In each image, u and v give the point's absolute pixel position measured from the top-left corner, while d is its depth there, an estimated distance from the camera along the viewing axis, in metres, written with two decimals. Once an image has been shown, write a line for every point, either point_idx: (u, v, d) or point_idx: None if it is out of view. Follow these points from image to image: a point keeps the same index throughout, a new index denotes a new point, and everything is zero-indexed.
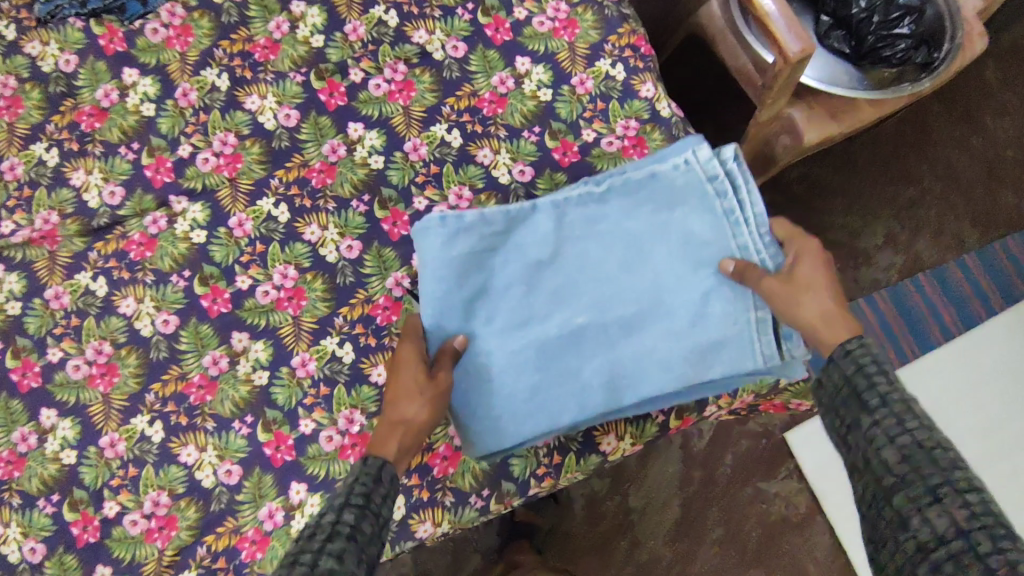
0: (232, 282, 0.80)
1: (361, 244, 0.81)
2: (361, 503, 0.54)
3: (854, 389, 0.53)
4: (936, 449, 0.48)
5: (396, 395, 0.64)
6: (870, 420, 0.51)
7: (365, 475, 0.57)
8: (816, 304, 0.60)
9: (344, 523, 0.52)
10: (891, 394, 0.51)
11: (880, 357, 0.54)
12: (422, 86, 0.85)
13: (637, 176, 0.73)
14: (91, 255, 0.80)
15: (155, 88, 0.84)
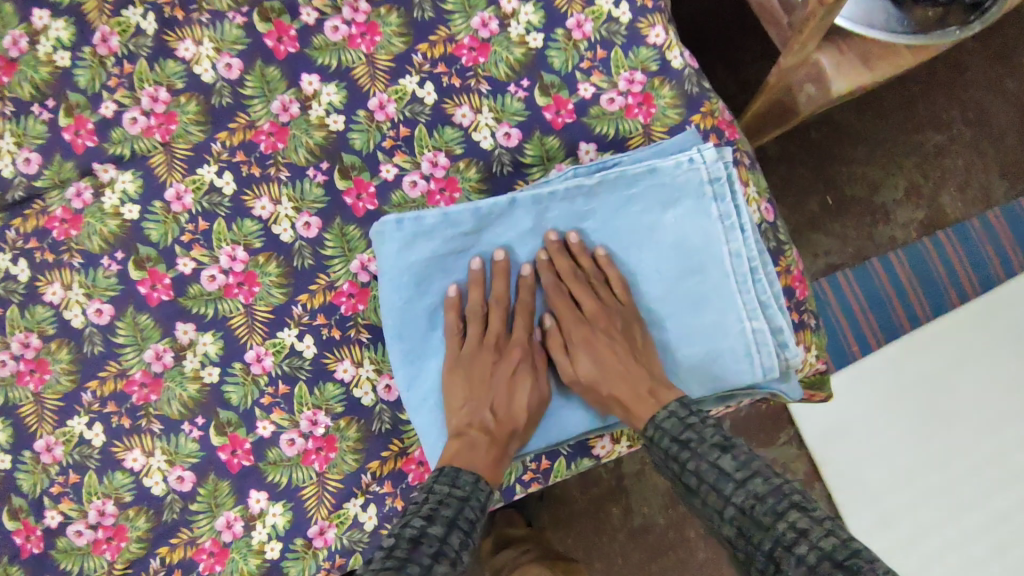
0: (173, 265, 0.70)
1: (321, 220, 0.70)
2: (467, 530, 0.54)
3: (676, 476, 0.55)
4: (754, 509, 0.48)
5: (511, 411, 0.63)
6: (700, 500, 0.53)
7: (475, 505, 0.56)
8: (612, 386, 0.61)
9: (450, 544, 0.52)
10: (699, 468, 0.52)
11: (676, 433, 0.56)
12: (386, 29, 0.72)
13: (634, 171, 0.64)
14: (9, 233, 0.71)
15: (69, 33, 0.71)
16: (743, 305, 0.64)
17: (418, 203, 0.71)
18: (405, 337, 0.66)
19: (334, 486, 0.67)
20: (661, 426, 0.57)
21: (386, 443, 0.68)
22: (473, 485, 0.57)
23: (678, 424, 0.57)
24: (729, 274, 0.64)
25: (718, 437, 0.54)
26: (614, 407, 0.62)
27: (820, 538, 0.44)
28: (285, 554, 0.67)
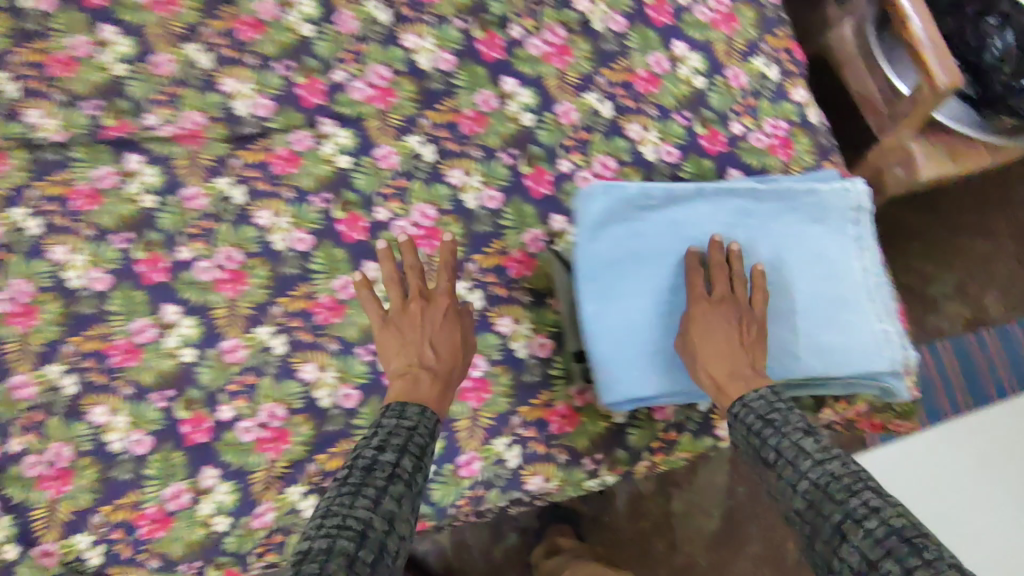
0: (370, 212, 0.81)
1: (502, 196, 0.82)
2: (415, 453, 0.61)
3: (755, 449, 0.58)
4: (828, 483, 0.51)
5: (440, 352, 0.70)
6: (772, 474, 0.56)
7: (424, 430, 0.64)
8: (718, 368, 0.63)
9: (401, 467, 0.59)
10: (779, 445, 0.56)
11: (761, 412, 0.59)
12: (579, 53, 0.86)
13: (796, 187, 0.73)
14: (232, 162, 0.81)
15: (314, 10, 0.83)
16: (877, 308, 0.72)
17: None
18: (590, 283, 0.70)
19: (485, 422, 0.76)
20: (750, 407, 0.60)
21: (535, 393, 0.78)
22: (420, 415, 0.65)
23: (766, 405, 0.60)
24: (863, 282, 0.73)
25: (800, 421, 0.57)
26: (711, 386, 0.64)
27: (890, 516, 0.47)
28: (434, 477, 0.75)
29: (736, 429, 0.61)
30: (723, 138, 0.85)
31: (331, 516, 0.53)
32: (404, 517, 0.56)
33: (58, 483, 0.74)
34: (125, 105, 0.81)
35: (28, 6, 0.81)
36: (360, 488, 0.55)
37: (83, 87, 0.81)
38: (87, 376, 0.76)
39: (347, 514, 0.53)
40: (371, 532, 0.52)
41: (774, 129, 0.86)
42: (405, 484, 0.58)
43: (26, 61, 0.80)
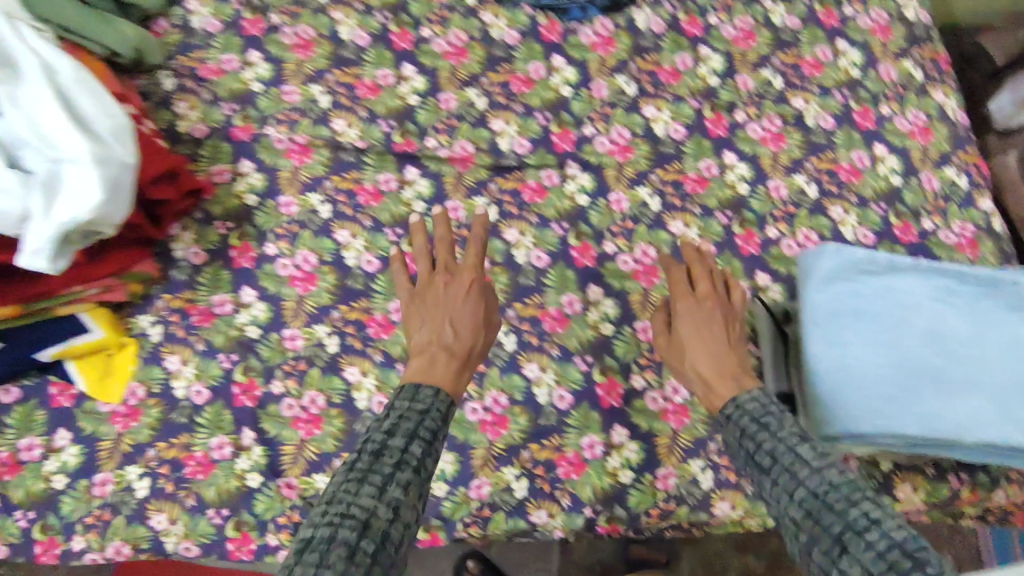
0: (600, 244, 0.93)
1: (716, 249, 0.93)
2: (427, 440, 0.64)
3: (750, 453, 0.65)
4: (830, 493, 0.57)
5: (455, 334, 0.75)
6: (769, 478, 0.62)
7: (437, 414, 0.67)
8: (704, 368, 0.75)
9: (412, 454, 0.62)
10: (779, 453, 0.63)
11: (756, 415, 0.67)
12: (791, 142, 1.00)
13: (1000, 277, 0.83)
14: (490, 186, 0.95)
15: (575, 76, 1.00)
16: None
17: (790, 260, 0.94)
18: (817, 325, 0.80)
19: (684, 443, 0.85)
20: (745, 410, 0.68)
21: None
22: (432, 397, 0.68)
23: (759, 408, 0.68)
24: None
25: (795, 429, 0.65)
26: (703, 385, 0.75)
27: (892, 528, 0.52)
28: (633, 483, 0.84)
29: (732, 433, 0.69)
30: (914, 231, 0.96)
31: (334, 504, 0.56)
32: (410, 504, 0.59)
33: (310, 426, 0.84)
34: (411, 127, 0.97)
35: (350, 39, 1.00)
36: (368, 473, 0.58)
37: (382, 107, 0.98)
38: (348, 339, 0.88)
39: (353, 503, 0.55)
40: (375, 521, 0.55)
41: (962, 230, 0.97)
42: (413, 472, 0.61)
43: (339, 81, 0.98)
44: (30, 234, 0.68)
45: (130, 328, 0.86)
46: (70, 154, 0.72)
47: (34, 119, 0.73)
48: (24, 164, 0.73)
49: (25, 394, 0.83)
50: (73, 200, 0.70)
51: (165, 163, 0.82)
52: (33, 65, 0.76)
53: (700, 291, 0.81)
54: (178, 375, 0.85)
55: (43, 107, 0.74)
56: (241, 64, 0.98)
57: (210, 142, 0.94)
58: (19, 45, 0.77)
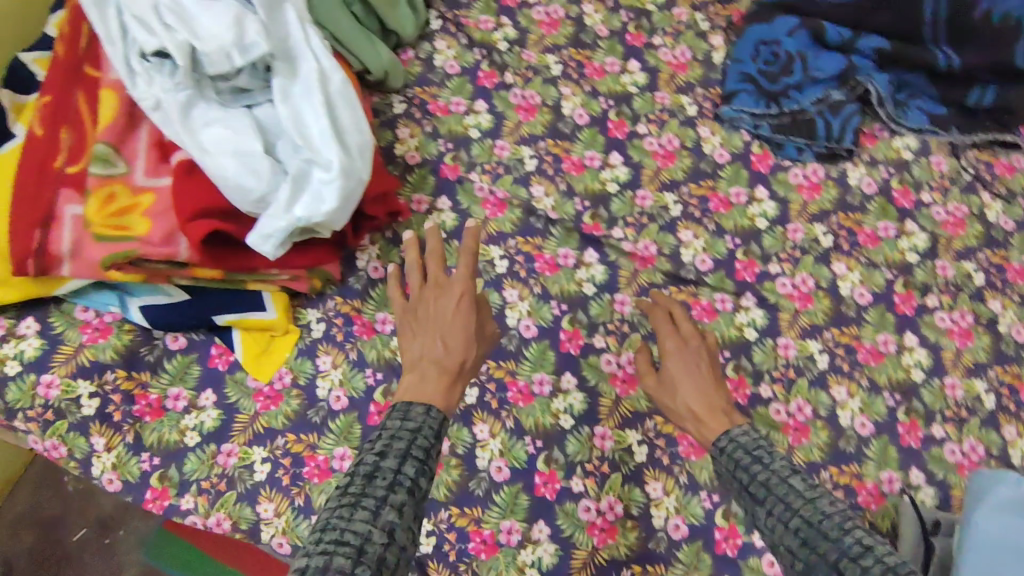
0: (757, 384, 0.90)
1: (873, 428, 0.89)
2: (420, 459, 0.64)
3: (743, 484, 0.69)
4: (822, 522, 0.60)
5: (447, 345, 0.77)
6: (764, 510, 0.65)
7: (429, 430, 0.68)
8: (694, 403, 0.79)
9: (404, 475, 0.61)
10: (772, 485, 0.66)
11: (748, 448, 0.72)
12: (979, 343, 0.95)
13: None
14: (662, 292, 0.95)
15: (775, 212, 1.00)
16: None
17: (950, 466, 0.88)
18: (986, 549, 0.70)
19: None
20: (735, 439, 0.74)
21: None
22: (424, 416, 0.69)
23: (751, 442, 0.73)
24: None
25: (787, 463, 0.68)
26: (690, 422, 0.79)
27: (884, 554, 0.55)
28: None
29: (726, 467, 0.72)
30: None
31: (328, 531, 0.54)
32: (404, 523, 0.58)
33: None
34: (602, 213, 0.99)
35: (570, 115, 1.06)
36: (359, 500, 0.57)
37: (580, 185, 1.01)
38: (486, 395, 0.88)
39: (345, 527, 0.54)
40: (370, 545, 0.54)
41: None
42: (407, 493, 0.60)
43: (550, 151, 1.03)
44: (266, 222, 0.74)
45: (297, 317, 0.91)
46: (321, 159, 0.77)
47: (299, 117, 0.80)
48: (277, 154, 0.79)
49: (190, 345, 0.87)
50: (313, 203, 0.76)
51: (380, 185, 0.90)
52: (312, 69, 0.82)
53: (683, 332, 0.86)
54: (326, 376, 0.88)
55: (309, 109, 0.80)
56: (467, 109, 1.05)
57: (419, 171, 1.00)
58: (305, 46, 0.84)
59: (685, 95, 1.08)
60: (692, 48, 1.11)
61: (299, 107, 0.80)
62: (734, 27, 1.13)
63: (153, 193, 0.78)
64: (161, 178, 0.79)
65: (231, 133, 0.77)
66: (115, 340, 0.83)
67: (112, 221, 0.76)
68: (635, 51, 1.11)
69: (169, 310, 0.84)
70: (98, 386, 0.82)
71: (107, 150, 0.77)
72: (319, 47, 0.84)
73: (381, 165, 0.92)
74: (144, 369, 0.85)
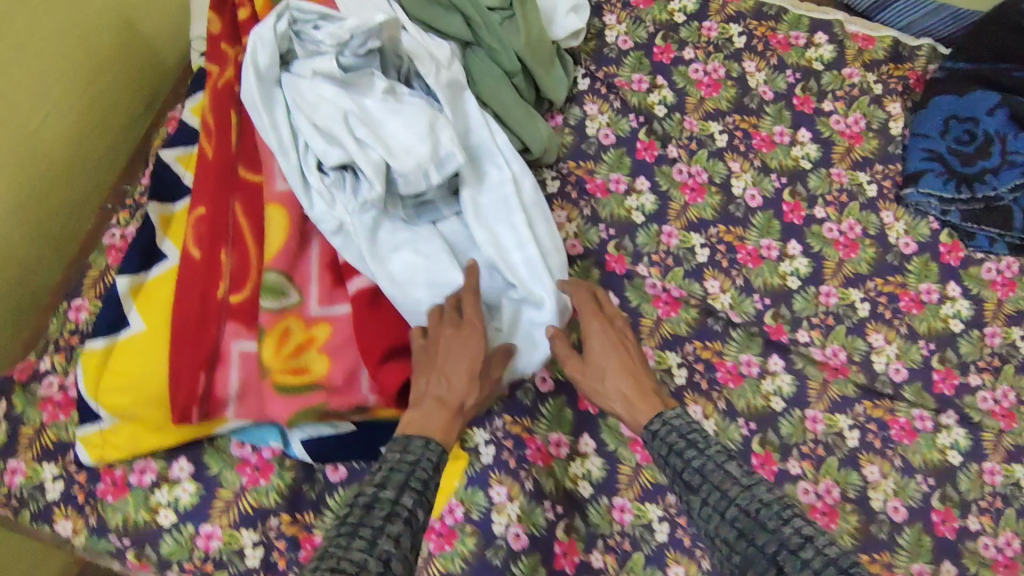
0: (964, 515, 0.83)
1: None
2: (419, 488, 0.54)
3: (663, 456, 0.65)
4: (760, 513, 0.57)
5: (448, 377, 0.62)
6: (699, 498, 0.61)
7: (428, 462, 0.55)
8: (625, 389, 0.70)
9: (402, 505, 0.51)
10: (710, 472, 0.61)
11: (684, 432, 0.65)
12: None
13: None
14: (856, 406, 0.87)
15: (969, 313, 0.92)
16: None
17: None
18: None
19: None
20: (670, 424, 0.66)
21: None
22: (423, 449, 0.56)
23: (686, 427, 0.66)
24: None
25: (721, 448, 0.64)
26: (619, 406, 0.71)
27: (826, 546, 0.53)
28: None
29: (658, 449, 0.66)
30: None
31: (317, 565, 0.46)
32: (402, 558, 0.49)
33: None
34: (785, 313, 0.90)
35: (741, 195, 0.95)
36: (354, 530, 0.49)
37: (759, 280, 0.91)
38: (679, 532, 0.79)
39: (343, 557, 0.46)
40: None
41: None
42: (405, 527, 0.51)
43: (722, 238, 0.92)
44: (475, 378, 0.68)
45: (463, 439, 0.80)
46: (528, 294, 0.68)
47: (498, 239, 0.69)
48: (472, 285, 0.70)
49: (350, 476, 0.75)
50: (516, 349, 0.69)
51: None
52: (504, 177, 0.71)
53: (607, 313, 0.77)
54: (502, 511, 0.77)
55: (509, 229, 0.69)
56: (627, 188, 0.94)
57: (582, 263, 0.90)
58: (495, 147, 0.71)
59: (862, 171, 0.98)
60: (866, 115, 1.01)
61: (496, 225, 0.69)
62: (911, 92, 1.03)
63: (330, 324, 0.67)
64: (337, 305, 0.68)
65: (426, 262, 0.67)
66: (277, 479, 0.73)
67: (290, 364, 0.65)
68: (804, 118, 1.00)
69: (334, 443, 0.74)
70: (262, 533, 0.71)
71: (278, 278, 0.65)
72: (507, 144, 0.72)
73: None
74: (307, 509, 0.73)
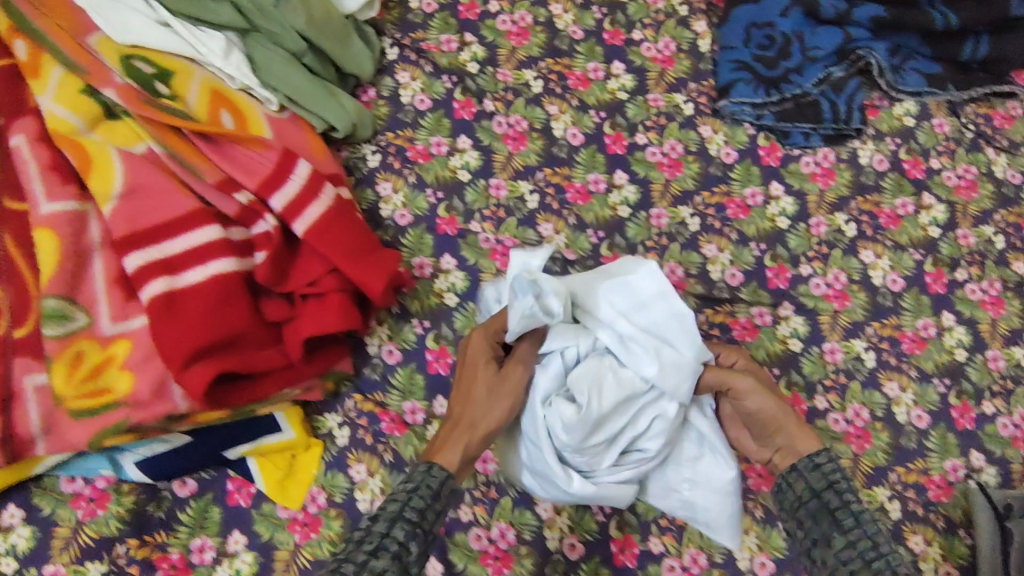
0: (812, 397, 0.88)
1: (930, 418, 0.89)
2: (413, 520, 0.62)
3: (816, 490, 0.68)
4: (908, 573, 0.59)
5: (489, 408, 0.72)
6: (845, 539, 0.63)
7: (425, 490, 0.65)
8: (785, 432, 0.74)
9: (393, 539, 0.60)
10: (864, 522, 0.64)
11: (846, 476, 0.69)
12: (1012, 308, 0.95)
13: None
14: (698, 316, 0.89)
15: (794, 208, 0.96)
16: None
17: (1005, 441, 0.90)
18: None
19: None
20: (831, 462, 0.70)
21: None
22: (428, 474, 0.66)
23: (810, 466, 0.70)
24: None
25: (824, 476, 0.69)
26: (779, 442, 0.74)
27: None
28: None
29: (793, 486, 0.70)
30: None
31: None
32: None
33: (499, 563, 0.78)
34: (620, 242, 0.92)
35: (563, 136, 0.96)
36: (377, 549, 0.58)
37: (590, 215, 0.92)
38: None
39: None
40: None
41: None
42: (392, 558, 0.58)
43: (550, 181, 0.93)
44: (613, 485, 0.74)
45: (315, 426, 0.81)
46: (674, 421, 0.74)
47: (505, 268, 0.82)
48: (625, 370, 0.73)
49: (201, 487, 0.77)
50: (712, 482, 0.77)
51: (381, 276, 0.75)
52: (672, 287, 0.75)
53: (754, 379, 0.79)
54: (364, 488, 0.79)
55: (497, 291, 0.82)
56: (450, 149, 0.93)
57: (414, 230, 0.89)
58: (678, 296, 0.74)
59: (677, 92, 1.00)
60: (674, 38, 1.03)
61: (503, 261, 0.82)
62: (714, 9, 1.06)
63: (128, 340, 0.66)
64: (132, 319, 0.66)
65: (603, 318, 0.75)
66: (116, 507, 0.73)
67: (88, 387, 0.64)
68: (615, 51, 1.02)
69: (171, 457, 0.73)
70: (110, 563, 0.71)
71: (57, 304, 0.64)
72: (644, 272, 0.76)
73: (374, 244, 0.76)
74: (158, 529, 0.74)
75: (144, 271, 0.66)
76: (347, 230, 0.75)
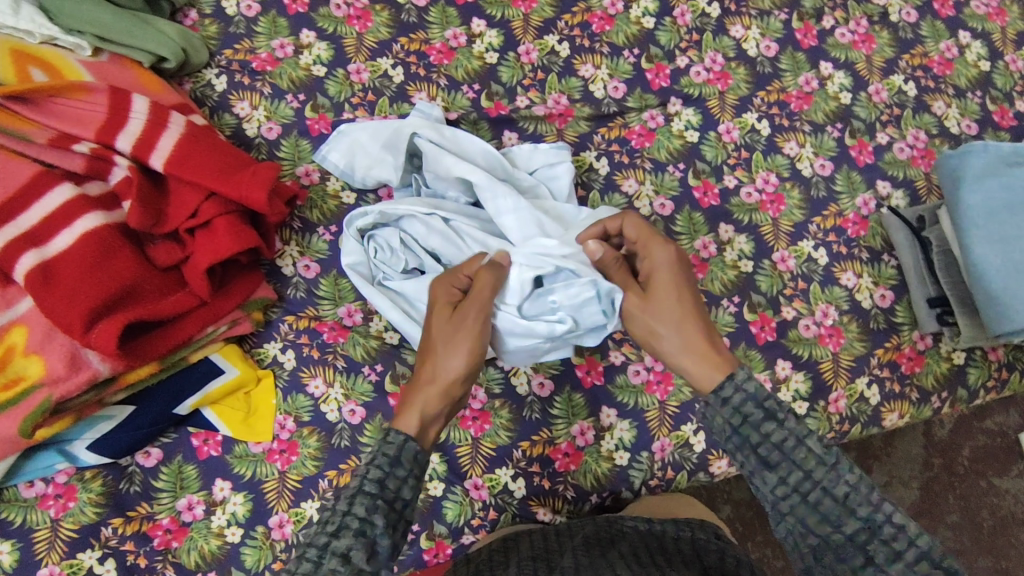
0: (720, 179, 0.88)
1: (833, 164, 0.91)
2: (374, 493, 0.51)
3: (732, 427, 0.54)
4: (847, 496, 0.51)
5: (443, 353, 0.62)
6: (777, 477, 0.52)
7: (383, 459, 0.53)
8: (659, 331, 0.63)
9: (354, 515, 0.50)
10: (793, 449, 0.53)
11: (761, 398, 0.55)
12: (881, 41, 0.97)
13: None
14: (596, 137, 0.88)
15: (654, 5, 0.94)
16: None
17: (905, 163, 0.92)
18: (980, 223, 0.78)
19: (847, 363, 0.83)
20: (744, 388, 0.55)
21: (887, 337, 0.85)
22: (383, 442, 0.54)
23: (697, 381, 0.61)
24: None
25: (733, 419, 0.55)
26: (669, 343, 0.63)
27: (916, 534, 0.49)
28: None
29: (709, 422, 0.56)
30: (1011, 114, 0.96)
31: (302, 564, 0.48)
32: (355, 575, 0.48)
33: (479, 422, 0.79)
34: (498, 89, 0.89)
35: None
36: (338, 526, 0.49)
37: (460, 71, 0.89)
38: None
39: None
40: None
41: None
42: (359, 541, 0.49)
43: (409, 50, 0.89)
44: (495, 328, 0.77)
45: (260, 359, 0.78)
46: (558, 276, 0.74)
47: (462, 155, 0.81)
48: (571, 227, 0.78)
49: (167, 452, 0.75)
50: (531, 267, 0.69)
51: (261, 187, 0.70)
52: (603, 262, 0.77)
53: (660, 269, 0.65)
54: (327, 400, 0.77)
55: (450, 163, 0.77)
56: (296, 48, 0.87)
57: (288, 140, 0.84)
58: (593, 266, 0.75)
59: None
60: None
61: (460, 144, 0.81)
62: None
63: (22, 325, 0.65)
64: (17, 304, 0.65)
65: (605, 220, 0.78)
66: (86, 494, 0.72)
67: None
68: None
69: (121, 432, 0.71)
70: (103, 547, 0.71)
71: None
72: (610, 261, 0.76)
73: (243, 157, 0.72)
74: (137, 503, 0.73)
75: (9, 251, 0.63)
76: (208, 151, 0.70)
